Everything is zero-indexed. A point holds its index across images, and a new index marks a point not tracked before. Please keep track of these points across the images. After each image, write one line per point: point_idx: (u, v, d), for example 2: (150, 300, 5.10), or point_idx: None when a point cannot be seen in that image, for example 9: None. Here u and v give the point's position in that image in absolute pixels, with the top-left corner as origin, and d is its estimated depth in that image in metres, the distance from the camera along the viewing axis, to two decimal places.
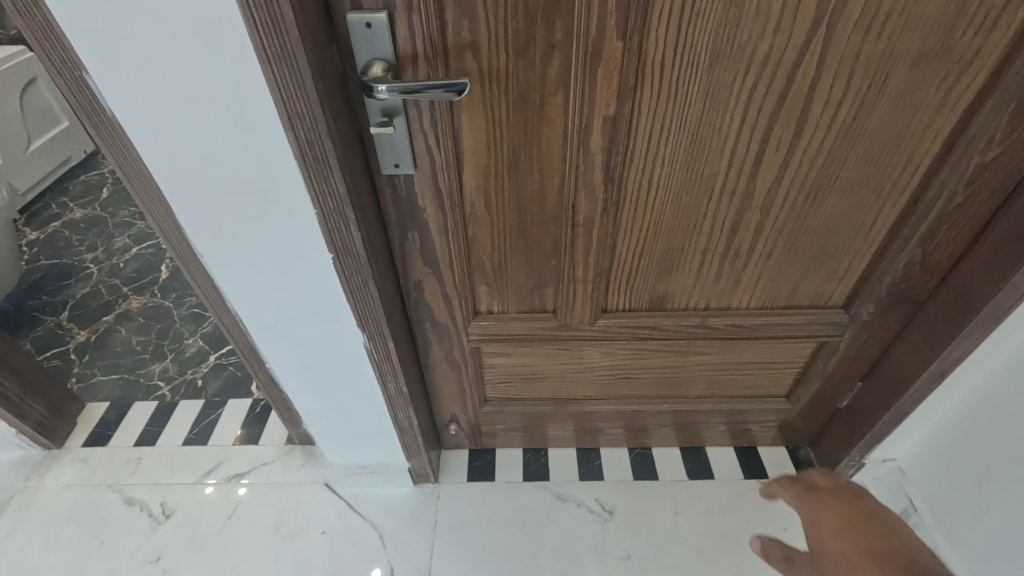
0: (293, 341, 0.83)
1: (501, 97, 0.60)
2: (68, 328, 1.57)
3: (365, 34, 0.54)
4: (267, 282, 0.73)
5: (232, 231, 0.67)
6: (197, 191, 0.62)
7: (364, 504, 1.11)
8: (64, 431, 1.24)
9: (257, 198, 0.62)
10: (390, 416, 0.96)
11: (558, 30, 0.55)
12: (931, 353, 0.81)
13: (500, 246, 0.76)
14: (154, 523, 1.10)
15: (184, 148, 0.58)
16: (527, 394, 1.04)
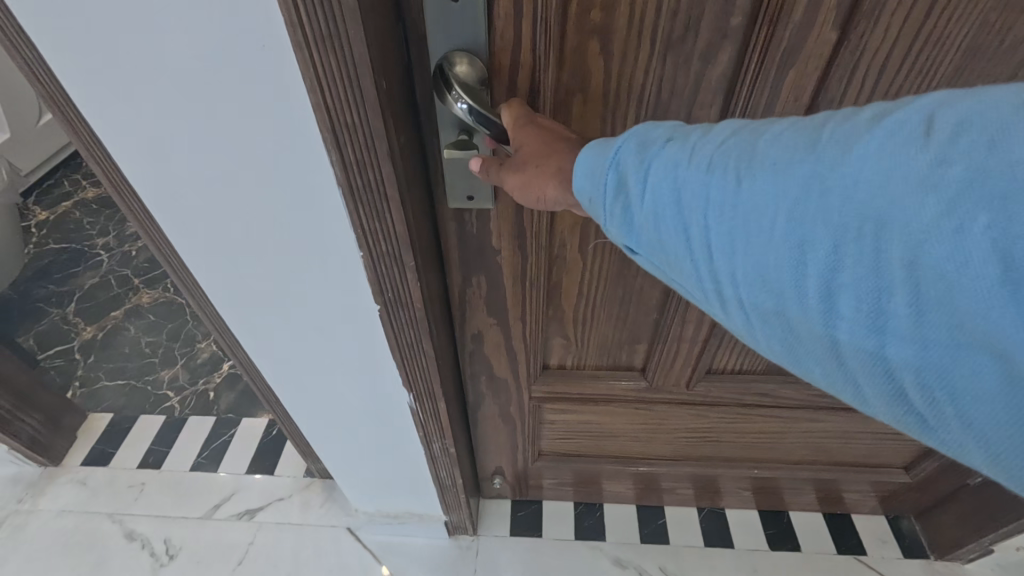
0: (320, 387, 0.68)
1: (628, 107, 0.47)
2: (73, 323, 1.45)
3: (450, 10, 0.39)
4: (293, 325, 0.58)
5: (251, 268, 0.52)
6: (206, 220, 0.47)
7: (391, 557, 0.96)
8: (62, 447, 1.11)
9: (283, 232, 0.47)
10: (430, 471, 0.81)
11: (739, 9, 0.41)
12: None
13: (589, 293, 0.61)
14: (156, 564, 0.97)
15: (184, 163, 0.42)
16: (588, 451, 0.89)
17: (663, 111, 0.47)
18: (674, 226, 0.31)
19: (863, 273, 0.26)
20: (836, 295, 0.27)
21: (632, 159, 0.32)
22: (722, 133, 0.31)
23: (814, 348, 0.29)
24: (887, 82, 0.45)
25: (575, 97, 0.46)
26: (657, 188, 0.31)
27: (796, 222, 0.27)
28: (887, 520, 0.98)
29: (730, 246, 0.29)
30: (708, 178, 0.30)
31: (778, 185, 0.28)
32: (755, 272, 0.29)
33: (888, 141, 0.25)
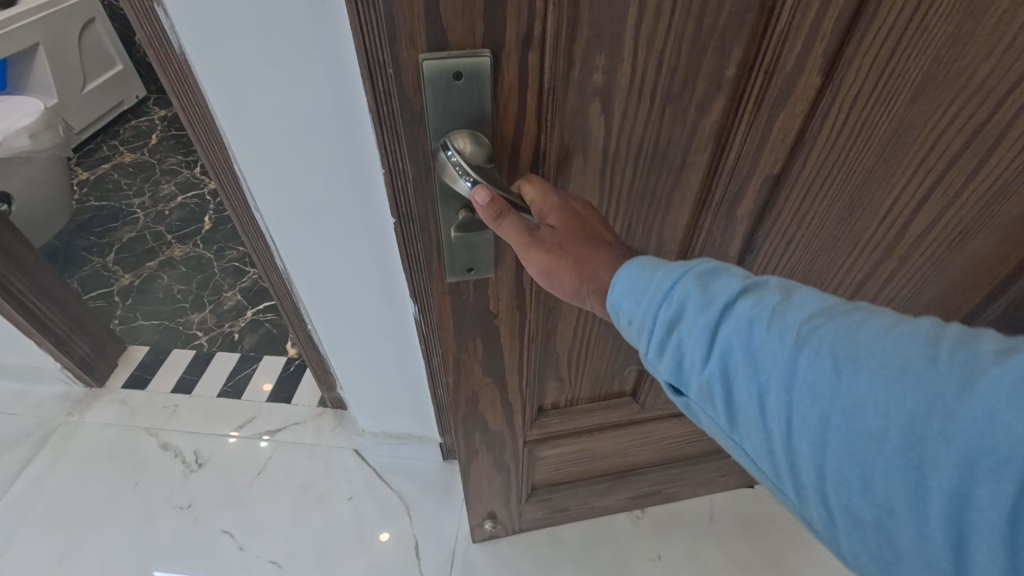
0: (341, 305, 0.82)
1: (625, 159, 0.51)
2: (112, 271, 1.59)
3: (451, 87, 0.41)
4: (323, 242, 0.72)
5: (294, 187, 0.65)
6: (262, 144, 0.60)
7: (391, 476, 1.09)
8: (105, 371, 1.25)
9: (323, 152, 0.61)
10: (430, 390, 0.95)
11: (732, 63, 0.46)
12: None
13: (582, 335, 0.71)
14: (186, 469, 1.10)
15: (250, 95, 0.55)
16: (578, 477, 0.96)
17: (661, 158, 0.52)
18: (754, 392, 0.34)
19: (983, 510, 0.26)
20: (951, 520, 0.27)
21: (704, 304, 0.35)
22: (809, 309, 0.33)
23: (909, 565, 0.30)
24: (857, 116, 0.53)
25: (575, 156, 0.50)
26: (744, 352, 0.34)
27: (907, 435, 0.28)
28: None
29: (822, 436, 0.31)
30: (806, 362, 0.32)
31: (883, 391, 0.29)
32: (853, 470, 0.30)
33: (1014, 377, 0.26)
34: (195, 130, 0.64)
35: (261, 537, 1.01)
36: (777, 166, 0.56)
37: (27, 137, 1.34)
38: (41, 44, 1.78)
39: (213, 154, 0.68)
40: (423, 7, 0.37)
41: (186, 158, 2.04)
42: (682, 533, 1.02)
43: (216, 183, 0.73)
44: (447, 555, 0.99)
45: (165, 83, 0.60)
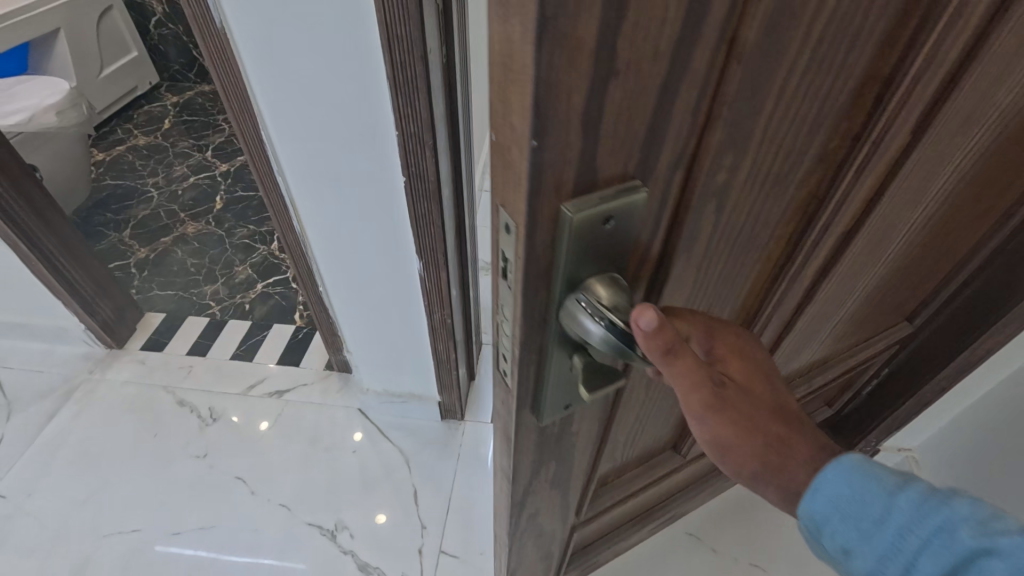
0: (354, 262, 0.89)
1: (720, 253, 0.40)
2: (129, 245, 1.67)
3: (597, 234, 0.29)
4: (337, 202, 0.79)
5: (315, 149, 0.72)
6: (289, 107, 0.68)
7: (393, 432, 1.18)
8: (125, 334, 1.33)
9: (341, 115, 0.68)
10: (431, 348, 1.02)
11: (834, 133, 0.36)
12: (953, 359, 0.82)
13: (638, 415, 0.60)
14: (202, 423, 1.18)
15: (283, 55, 0.63)
16: (610, 531, 0.88)
17: (747, 243, 0.42)
18: None
19: None
20: None
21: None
22: None
23: None
24: (917, 160, 0.44)
25: (678, 259, 0.37)
26: None
27: None
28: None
29: None
30: None
31: None
32: None
33: None
34: (225, 96, 0.71)
35: (272, 483, 1.10)
36: (846, 225, 0.47)
37: (54, 114, 1.42)
38: (62, 30, 1.87)
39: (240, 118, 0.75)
40: (581, 145, 0.25)
41: (197, 142, 2.12)
42: None
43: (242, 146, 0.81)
44: (444, 503, 1.08)
45: (201, 47, 0.66)
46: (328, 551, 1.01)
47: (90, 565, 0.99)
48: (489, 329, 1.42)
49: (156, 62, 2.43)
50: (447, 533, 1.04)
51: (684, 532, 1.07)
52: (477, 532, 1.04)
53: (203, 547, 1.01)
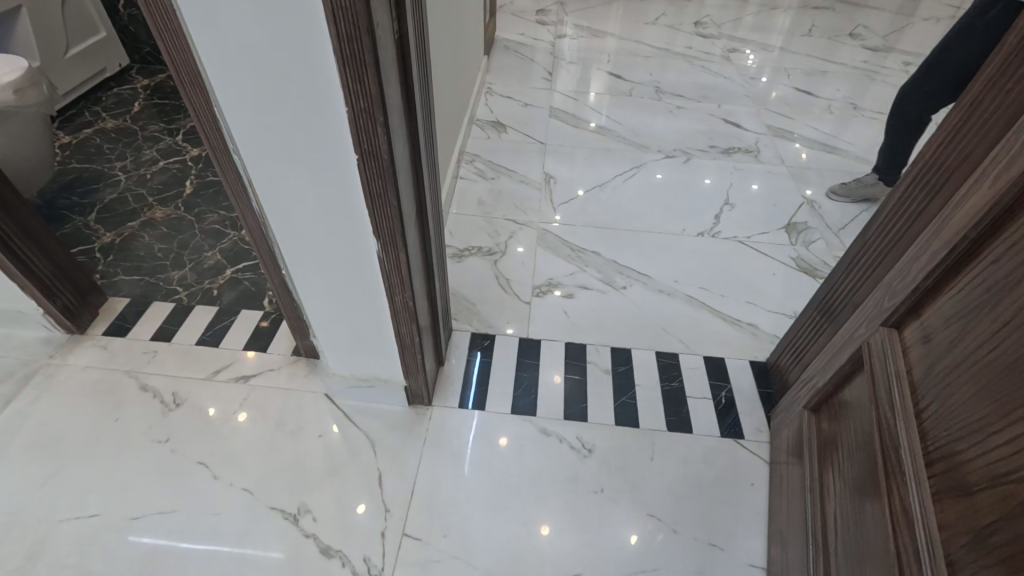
0: (319, 246, 0.87)
1: None
2: (94, 228, 1.64)
3: None
4: (297, 185, 0.78)
5: (275, 134, 0.71)
6: (244, 88, 0.67)
7: (361, 417, 1.18)
8: (87, 320, 1.31)
9: (298, 100, 0.67)
10: (394, 332, 1.02)
11: None
12: (842, 356, 0.89)
13: None
14: (164, 409, 1.17)
15: (222, 22, 0.60)
16: None
17: None
18: None
19: None
20: None
21: None
22: None
23: None
24: None
25: None
26: None
27: None
28: (754, 381, 1.29)
29: None
30: None
31: None
32: None
33: None
34: (180, 73, 0.70)
35: (235, 467, 1.09)
36: None
37: (12, 93, 1.40)
38: (23, 8, 1.81)
39: (193, 94, 0.73)
40: None
41: (168, 126, 2.08)
42: (636, 479, 1.11)
43: (197, 125, 0.79)
44: (408, 485, 1.08)
45: (145, 12, 0.64)
46: (290, 536, 1.00)
47: (46, 549, 0.97)
48: (459, 316, 1.42)
49: (126, 43, 2.36)
50: (412, 517, 1.04)
51: (646, 513, 1.06)
52: (442, 516, 1.05)
53: (165, 530, 1.00)
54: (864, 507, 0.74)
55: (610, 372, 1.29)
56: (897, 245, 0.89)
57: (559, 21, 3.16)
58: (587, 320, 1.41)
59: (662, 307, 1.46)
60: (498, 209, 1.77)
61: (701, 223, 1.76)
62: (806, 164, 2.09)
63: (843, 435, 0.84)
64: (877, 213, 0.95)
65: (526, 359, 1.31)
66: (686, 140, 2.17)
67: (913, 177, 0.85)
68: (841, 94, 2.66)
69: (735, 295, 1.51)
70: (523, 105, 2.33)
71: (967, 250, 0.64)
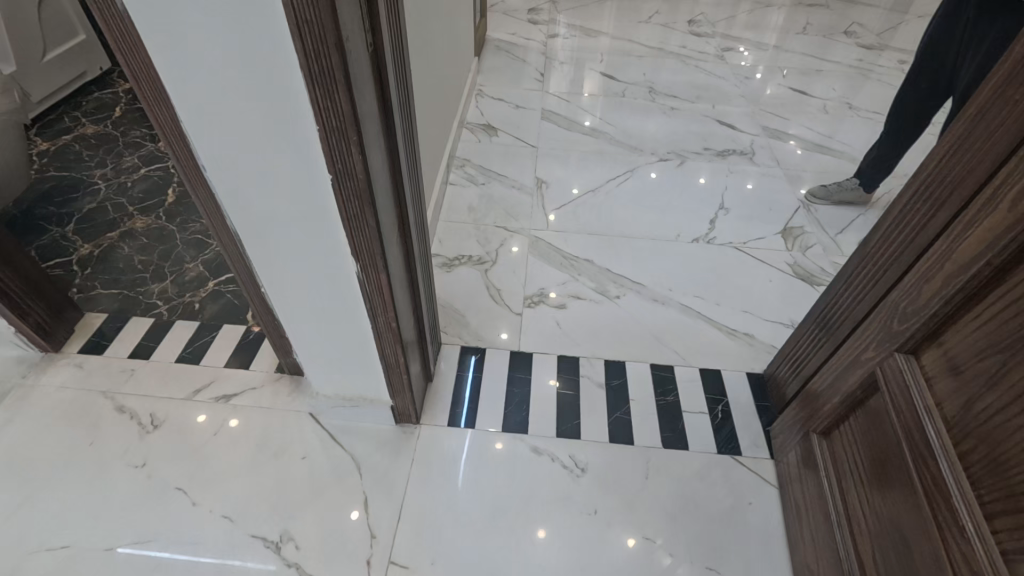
0: (301, 268, 0.84)
1: None
2: (72, 240, 1.59)
3: None
4: (274, 208, 0.74)
5: (249, 157, 0.68)
6: (211, 110, 0.63)
7: (345, 437, 1.14)
8: (62, 337, 1.27)
9: (269, 122, 0.63)
10: (377, 353, 0.98)
11: None
12: (855, 379, 0.86)
13: None
14: (142, 431, 1.13)
15: (185, 37, 0.56)
16: None
17: None
18: None
19: None
20: None
21: None
22: None
23: None
24: None
25: None
26: None
27: None
28: (752, 394, 1.26)
29: None
30: None
31: None
32: None
33: None
34: (146, 95, 0.66)
35: (214, 492, 1.05)
36: None
37: None
38: None
39: (160, 116, 0.69)
40: None
41: (150, 132, 2.02)
42: (631, 499, 1.07)
43: (169, 148, 0.75)
44: (396, 508, 1.05)
45: (104, 29, 0.60)
46: (271, 564, 0.97)
47: None
48: (448, 329, 1.38)
49: (107, 45, 2.30)
50: (399, 542, 1.00)
51: (641, 535, 1.03)
52: (431, 540, 1.01)
53: (147, 536, 0.99)
54: (908, 546, 0.71)
55: (604, 387, 1.25)
56: (895, 260, 0.86)
57: (551, 20, 3.11)
58: (579, 331, 1.38)
59: (657, 317, 1.43)
60: (489, 216, 1.73)
61: (696, 229, 1.72)
62: (802, 166, 2.05)
63: (871, 464, 0.81)
64: (876, 225, 0.92)
65: (517, 373, 1.28)
66: (680, 142, 2.14)
67: (915, 190, 0.82)
68: (836, 93, 2.63)
69: (731, 303, 1.48)
70: (514, 107, 2.28)
71: (1000, 280, 0.61)
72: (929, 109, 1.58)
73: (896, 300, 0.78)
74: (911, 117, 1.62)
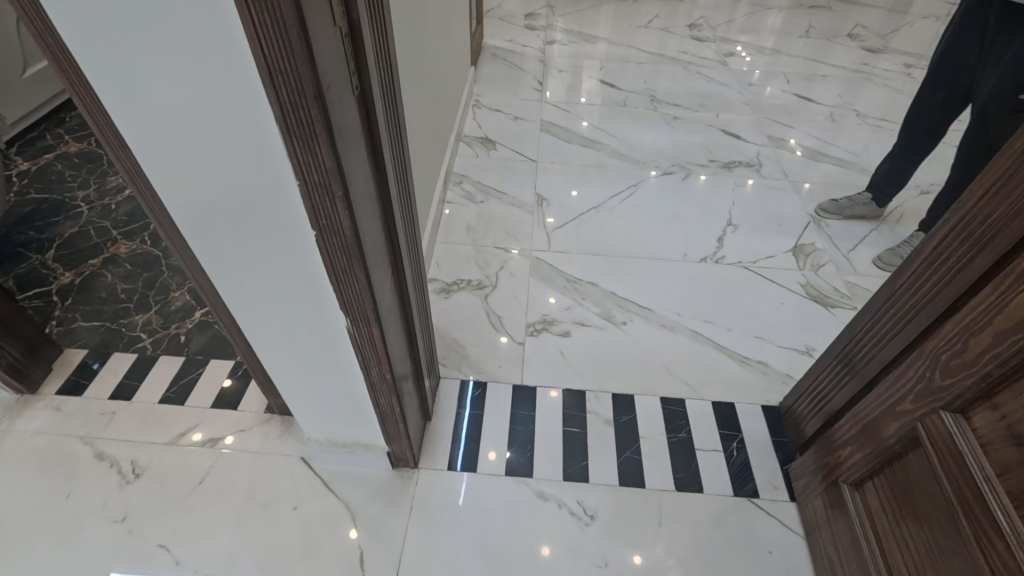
0: (287, 322, 0.77)
1: None
2: (52, 268, 1.52)
3: None
4: (256, 265, 0.68)
5: (226, 214, 0.61)
6: (183, 167, 0.57)
7: (339, 484, 1.08)
8: (39, 377, 1.20)
9: (247, 181, 0.56)
10: (372, 402, 0.92)
11: None
12: (888, 432, 0.80)
13: None
14: (122, 481, 1.06)
15: (147, 87, 0.50)
16: None
17: None
18: None
19: None
20: None
21: None
22: None
23: None
24: None
25: None
26: None
27: None
28: (768, 430, 1.19)
29: None
30: None
31: None
32: None
33: None
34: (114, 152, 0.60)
35: (199, 549, 0.98)
36: None
37: None
38: None
39: (130, 171, 0.63)
40: None
41: None
42: (644, 550, 1.01)
43: (143, 203, 0.69)
44: (394, 562, 0.98)
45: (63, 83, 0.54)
46: None
47: None
48: (447, 361, 1.31)
49: None
50: None
51: None
52: None
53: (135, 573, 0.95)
54: None
55: (612, 424, 1.19)
56: (926, 304, 0.80)
57: (548, 26, 3.04)
58: (585, 361, 1.31)
59: (665, 345, 1.36)
60: (488, 236, 1.67)
61: (703, 247, 1.66)
62: (811, 177, 1.99)
63: (916, 526, 0.76)
64: (904, 263, 0.86)
65: (521, 410, 1.21)
66: (684, 154, 2.07)
67: (948, 229, 0.76)
68: (840, 99, 2.57)
69: (742, 329, 1.41)
70: (512, 118, 2.22)
71: None
72: (945, 123, 1.52)
73: (935, 352, 0.72)
74: (925, 131, 1.55)
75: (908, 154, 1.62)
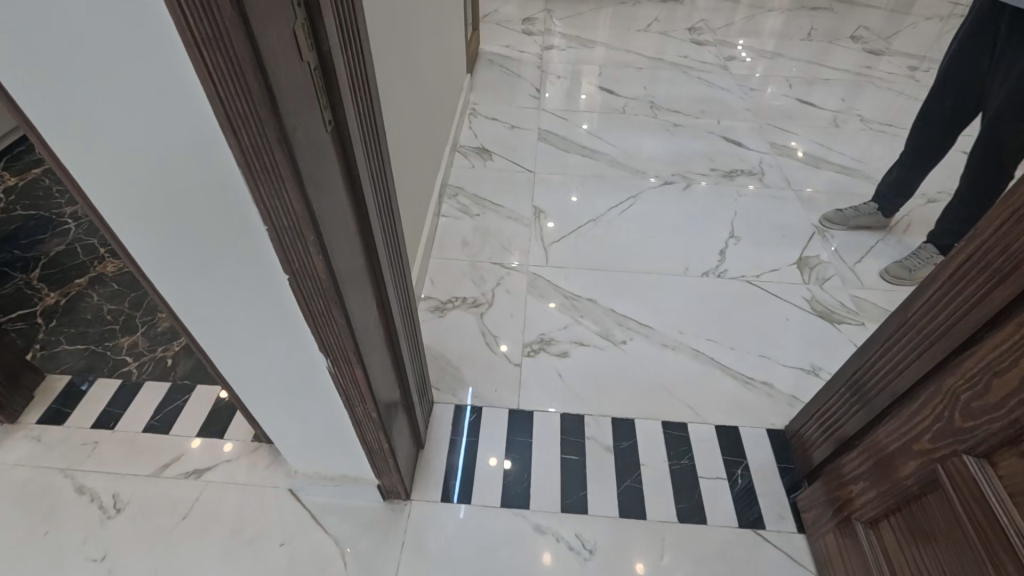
0: (269, 362, 0.73)
1: None
2: (37, 288, 1.48)
3: None
4: (232, 306, 0.64)
5: (197, 258, 0.58)
6: (149, 213, 0.53)
7: (328, 517, 1.04)
8: (20, 405, 1.16)
9: (216, 225, 0.53)
10: (359, 438, 0.88)
11: None
12: (905, 470, 0.76)
13: None
14: (103, 516, 1.02)
15: (104, 133, 0.46)
16: None
17: None
18: None
19: None
20: None
21: None
22: None
23: None
24: None
25: None
26: None
27: None
28: (774, 456, 1.15)
29: None
30: None
31: None
32: None
33: None
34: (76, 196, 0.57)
35: None
36: None
37: None
38: None
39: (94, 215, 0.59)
40: None
41: None
42: None
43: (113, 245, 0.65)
44: None
45: None
46: None
47: None
48: (441, 384, 1.27)
49: None
50: None
51: None
52: None
53: None
54: None
55: (612, 450, 1.15)
56: (939, 336, 0.76)
57: (546, 30, 3.00)
58: (584, 384, 1.27)
59: (666, 365, 1.32)
60: (484, 250, 1.62)
61: (705, 261, 1.62)
62: (815, 185, 1.94)
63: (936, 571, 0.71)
64: (916, 291, 0.82)
65: (517, 436, 1.17)
66: (685, 162, 2.03)
67: (965, 258, 0.72)
68: (843, 103, 2.52)
69: (746, 347, 1.37)
70: (509, 127, 2.18)
71: None
72: (953, 132, 1.48)
73: (955, 391, 0.68)
74: (933, 140, 1.51)
75: (914, 163, 1.58)
